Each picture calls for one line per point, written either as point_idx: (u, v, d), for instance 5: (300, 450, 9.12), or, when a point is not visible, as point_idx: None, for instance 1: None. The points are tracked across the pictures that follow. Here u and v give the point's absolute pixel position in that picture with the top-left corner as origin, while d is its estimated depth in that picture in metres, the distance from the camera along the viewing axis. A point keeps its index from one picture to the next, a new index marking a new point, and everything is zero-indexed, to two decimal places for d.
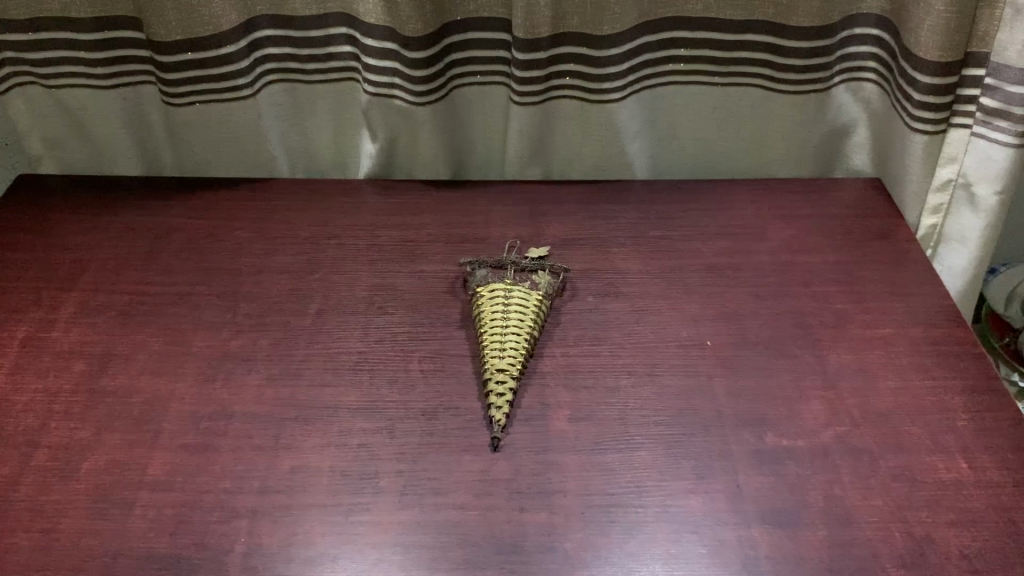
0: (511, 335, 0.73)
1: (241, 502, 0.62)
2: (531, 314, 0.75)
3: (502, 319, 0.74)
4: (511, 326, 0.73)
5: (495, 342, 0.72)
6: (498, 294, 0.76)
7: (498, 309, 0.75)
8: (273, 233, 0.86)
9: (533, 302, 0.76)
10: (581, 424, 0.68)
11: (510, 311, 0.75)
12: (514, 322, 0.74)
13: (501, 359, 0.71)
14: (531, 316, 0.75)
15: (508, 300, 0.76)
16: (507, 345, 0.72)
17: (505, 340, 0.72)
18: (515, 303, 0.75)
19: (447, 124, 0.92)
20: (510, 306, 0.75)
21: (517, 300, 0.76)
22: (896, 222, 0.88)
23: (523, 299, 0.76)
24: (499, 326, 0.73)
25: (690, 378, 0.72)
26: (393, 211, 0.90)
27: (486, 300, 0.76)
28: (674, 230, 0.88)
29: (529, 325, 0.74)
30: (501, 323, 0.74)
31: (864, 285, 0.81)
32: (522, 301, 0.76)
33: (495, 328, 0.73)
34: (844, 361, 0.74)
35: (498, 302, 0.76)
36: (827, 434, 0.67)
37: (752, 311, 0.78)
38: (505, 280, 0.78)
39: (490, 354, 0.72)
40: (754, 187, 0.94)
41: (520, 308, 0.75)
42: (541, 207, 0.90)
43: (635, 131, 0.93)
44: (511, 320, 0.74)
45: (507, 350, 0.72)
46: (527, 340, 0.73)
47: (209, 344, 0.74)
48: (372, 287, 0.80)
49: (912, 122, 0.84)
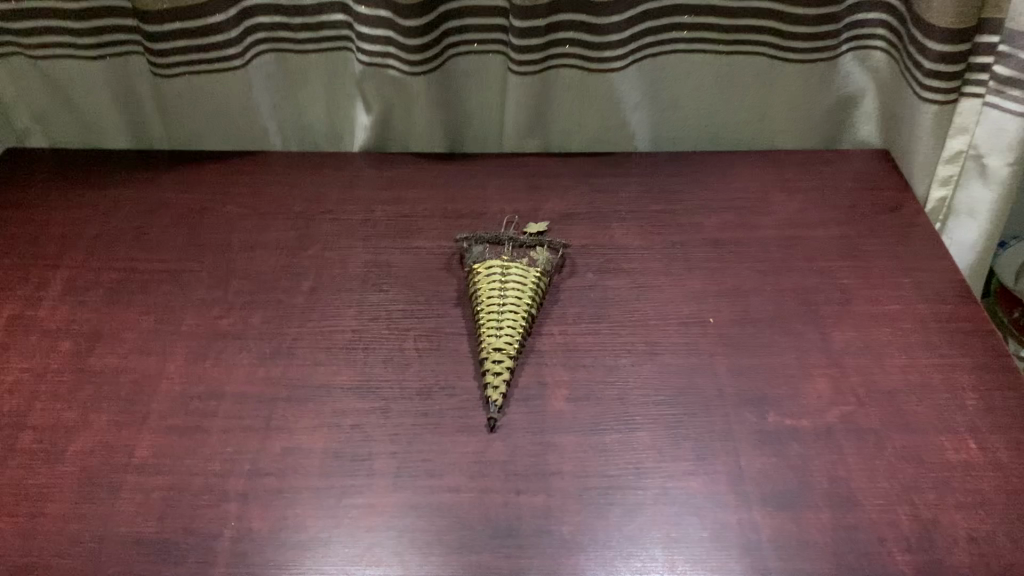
0: (508, 316, 0.71)
1: (231, 485, 0.60)
2: (529, 295, 0.73)
3: (499, 296, 0.72)
4: (508, 304, 0.71)
5: (491, 321, 0.70)
6: (495, 270, 0.74)
7: (493, 288, 0.73)
8: (265, 208, 0.84)
9: (530, 280, 0.74)
10: (579, 404, 0.66)
11: (504, 290, 0.72)
12: (511, 302, 0.72)
13: (498, 338, 0.69)
14: (528, 294, 0.73)
15: (505, 277, 0.73)
16: (504, 323, 0.70)
17: (501, 319, 0.70)
18: (512, 282, 0.73)
19: (444, 95, 0.90)
20: (507, 283, 0.73)
21: (513, 279, 0.73)
22: (902, 195, 0.86)
23: (521, 277, 0.74)
24: (495, 306, 0.71)
25: (691, 356, 0.70)
26: (387, 185, 0.88)
27: (482, 277, 0.74)
28: (675, 204, 0.86)
29: (527, 303, 0.72)
30: (497, 302, 0.72)
31: (870, 260, 0.79)
32: (519, 277, 0.73)
33: (490, 307, 0.71)
34: (850, 338, 0.72)
35: (494, 280, 0.73)
36: (832, 414, 0.66)
37: (755, 287, 0.76)
38: (502, 257, 0.76)
39: (486, 335, 0.70)
40: (758, 160, 0.92)
41: (517, 285, 0.73)
42: (540, 181, 0.88)
43: (636, 102, 0.91)
44: (508, 297, 0.72)
45: (504, 328, 0.70)
46: (524, 318, 0.71)
47: (200, 322, 0.73)
48: (367, 263, 0.79)
49: (923, 91, 0.81)
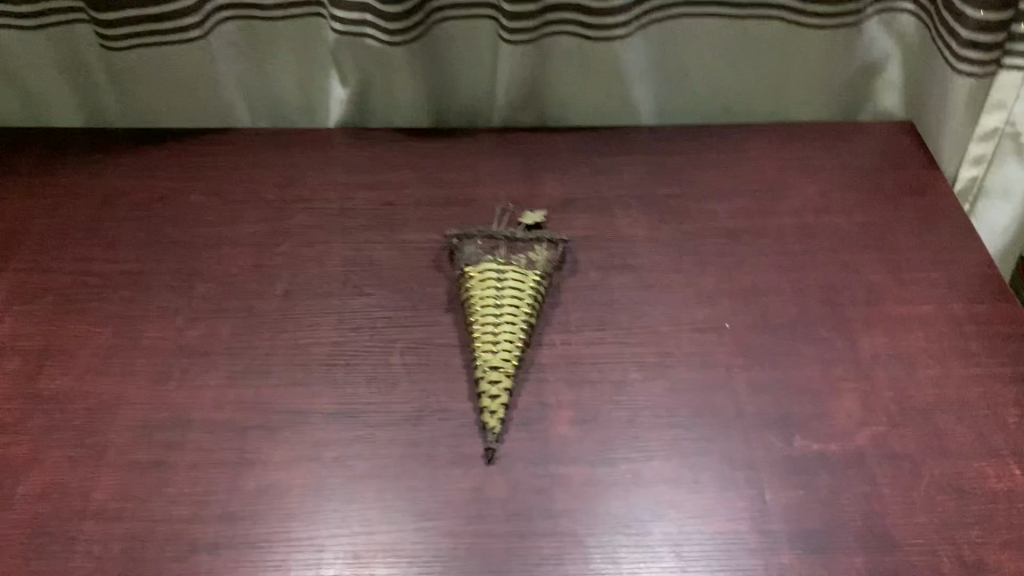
0: (505, 330, 0.64)
1: (201, 533, 0.54)
2: (528, 303, 0.66)
3: (495, 306, 0.65)
4: (505, 315, 0.64)
5: (486, 336, 0.64)
6: (490, 274, 0.67)
7: (488, 297, 0.66)
8: (233, 197, 0.76)
9: (528, 286, 0.67)
10: (586, 428, 0.60)
11: (500, 299, 0.65)
12: (508, 314, 0.65)
13: (494, 357, 0.62)
14: (526, 303, 0.66)
15: (501, 284, 0.66)
16: (501, 338, 0.63)
17: (498, 332, 0.64)
18: (508, 289, 0.66)
19: (429, 65, 0.81)
20: (503, 290, 0.66)
21: (510, 285, 0.66)
22: (930, 175, 0.79)
23: (519, 283, 0.66)
24: (490, 319, 0.64)
25: (707, 369, 0.64)
26: (368, 167, 0.80)
27: (476, 282, 0.67)
28: (684, 187, 0.78)
29: (525, 312, 0.65)
30: (492, 313, 0.65)
31: (897, 252, 0.73)
32: (517, 282, 0.66)
33: (485, 320, 0.64)
34: (878, 345, 0.66)
35: (489, 288, 0.66)
36: (862, 436, 0.60)
37: (773, 286, 0.70)
38: (497, 257, 0.69)
39: (480, 353, 0.63)
40: (772, 135, 0.84)
41: (515, 291, 0.66)
42: (536, 161, 0.81)
43: (640, 73, 0.82)
44: (505, 307, 0.65)
45: (501, 343, 0.63)
46: (523, 331, 0.64)
47: (162, 335, 0.65)
48: (347, 262, 0.71)
49: (957, 63, 0.74)
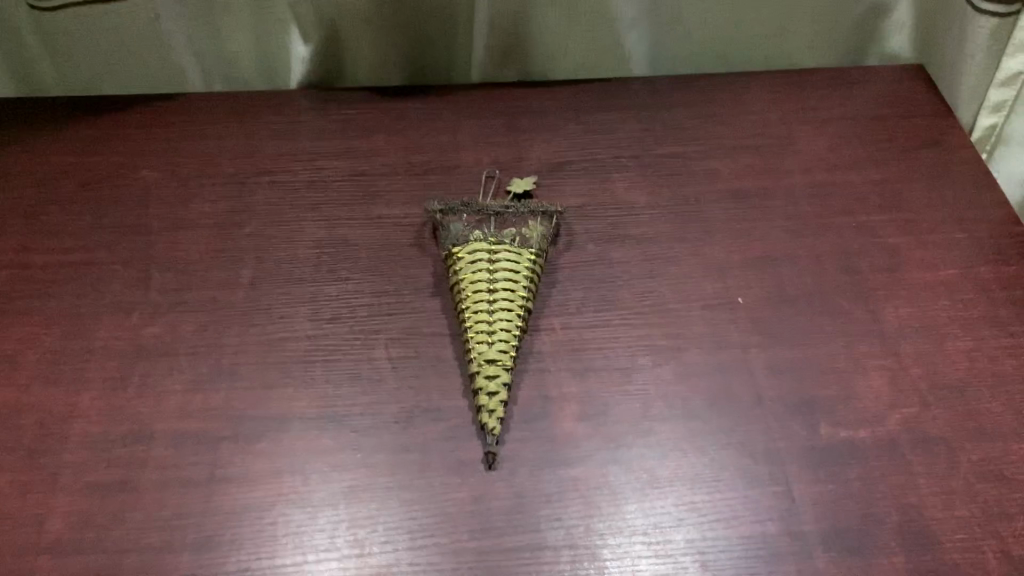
0: (501, 317, 0.58)
1: (172, 565, 0.48)
2: (524, 287, 0.60)
3: (488, 291, 0.59)
4: (499, 302, 0.58)
5: (479, 325, 0.57)
6: (480, 255, 0.60)
7: (480, 281, 0.59)
8: (189, 172, 0.69)
9: (523, 268, 0.60)
10: (594, 423, 0.54)
11: (494, 284, 0.59)
12: (503, 300, 0.58)
13: (490, 348, 0.56)
14: (522, 287, 0.59)
15: (493, 266, 0.60)
16: (496, 327, 0.57)
17: (493, 321, 0.57)
18: (502, 272, 0.60)
19: (400, 19, 0.73)
20: (496, 273, 0.60)
21: (503, 268, 0.60)
22: (946, 123, 0.74)
23: (513, 265, 0.60)
24: (484, 305, 0.58)
25: (721, 351, 0.58)
26: (337, 132, 0.72)
27: (466, 265, 0.60)
28: (684, 145, 0.72)
29: (521, 298, 0.59)
30: (485, 300, 0.58)
31: (916, 211, 0.67)
32: (511, 264, 0.60)
33: (478, 308, 0.58)
34: (903, 316, 0.61)
35: (480, 271, 0.60)
36: (892, 420, 0.55)
37: (787, 254, 0.64)
38: (487, 236, 0.62)
39: (474, 344, 0.57)
40: (774, 83, 0.78)
41: (509, 274, 0.60)
42: (520, 121, 0.74)
43: (632, 18, 0.76)
44: (499, 292, 0.59)
45: (496, 334, 0.57)
46: (520, 319, 0.58)
47: (118, 336, 0.59)
48: (320, 243, 0.64)
49: (979, 1, 0.68)
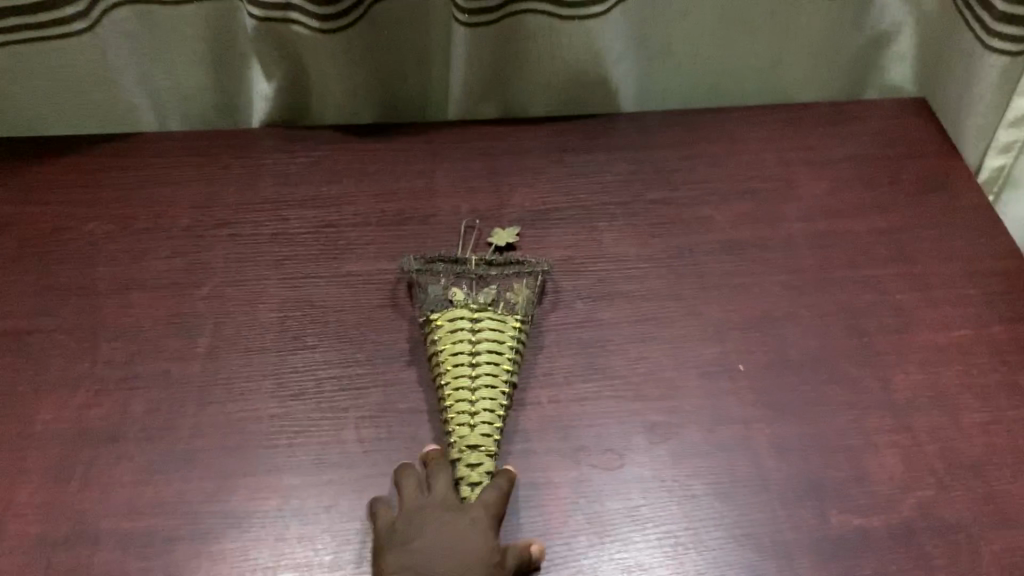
0: (485, 397, 0.53)
1: None
2: (509, 360, 0.55)
3: (471, 365, 0.54)
4: (483, 377, 0.53)
5: (460, 406, 0.52)
6: (461, 324, 0.55)
7: (462, 354, 0.54)
8: (141, 224, 0.63)
9: (507, 339, 0.55)
10: (586, 517, 0.50)
11: (477, 358, 0.54)
12: (487, 376, 0.53)
13: (474, 433, 0.51)
14: (507, 360, 0.55)
15: (475, 337, 0.55)
16: (480, 407, 0.52)
17: (476, 400, 0.52)
18: (486, 344, 0.55)
19: (370, 55, 0.69)
20: (480, 344, 0.55)
21: (487, 339, 0.55)
22: (952, 163, 0.69)
23: (498, 336, 0.55)
24: (466, 383, 0.53)
25: (723, 427, 0.54)
26: (303, 176, 0.67)
27: (446, 334, 0.55)
28: (676, 190, 0.67)
29: (506, 372, 0.54)
30: (467, 375, 0.53)
31: (925, 263, 0.63)
32: (495, 334, 0.55)
33: (459, 385, 0.53)
34: (915, 383, 0.56)
35: (462, 343, 0.55)
36: (908, 504, 0.51)
37: (789, 314, 0.60)
38: (467, 301, 0.57)
39: (455, 428, 0.52)
40: (770, 119, 0.73)
41: (494, 345, 0.55)
42: (501, 163, 0.69)
43: (621, 52, 0.71)
44: (483, 366, 0.54)
45: (479, 414, 0.52)
46: (504, 396, 0.53)
47: (60, 417, 0.53)
48: (284, 304, 0.59)
49: (989, 40, 0.64)
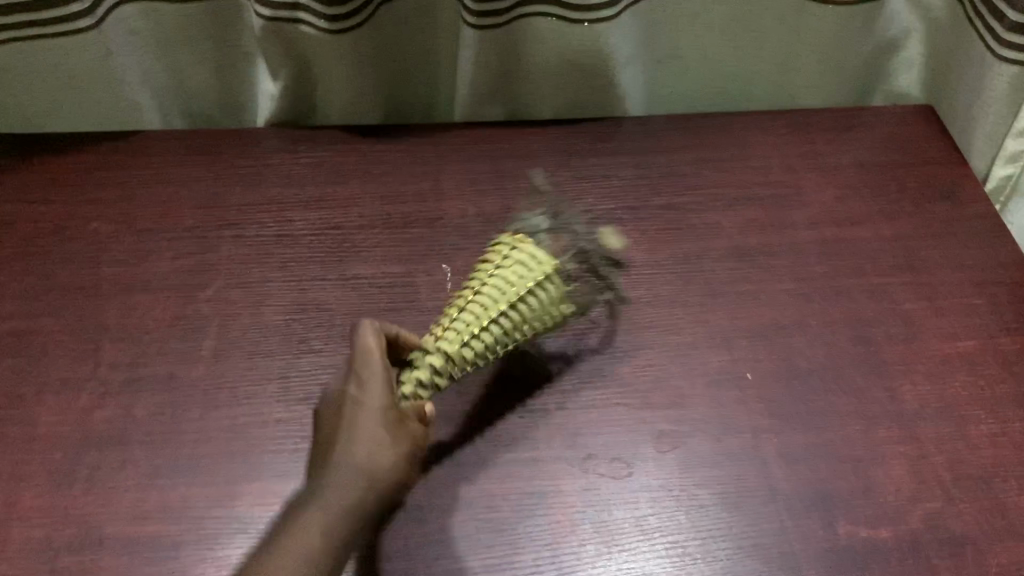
0: (487, 341, 0.51)
1: None
2: (527, 331, 0.52)
3: (476, 281, 0.52)
4: (478, 295, 0.52)
5: (453, 304, 0.53)
6: (503, 246, 0.54)
7: (509, 291, 0.51)
8: (145, 223, 0.63)
9: (528, 296, 0.51)
10: (594, 526, 0.50)
11: (514, 304, 0.51)
12: (483, 299, 0.51)
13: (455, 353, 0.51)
14: (506, 297, 0.51)
15: (501, 259, 0.53)
16: (458, 317, 0.51)
17: (461, 309, 0.52)
18: (528, 307, 0.51)
19: (378, 54, 0.69)
20: (496, 268, 0.52)
21: (533, 301, 0.52)
22: (959, 171, 0.69)
23: (540, 310, 0.52)
24: (487, 315, 0.51)
25: (731, 436, 0.54)
26: (308, 177, 0.66)
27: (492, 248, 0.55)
28: (683, 195, 0.67)
29: (498, 306, 0.51)
30: (471, 286, 0.53)
31: (932, 272, 0.63)
32: (513, 270, 0.52)
33: (464, 290, 0.53)
34: (922, 394, 0.56)
35: (518, 284, 0.51)
36: (915, 516, 0.51)
37: (797, 322, 0.60)
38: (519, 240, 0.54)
39: (443, 322, 0.52)
40: (778, 125, 0.73)
41: (505, 277, 0.52)
42: (508, 165, 0.68)
43: (628, 56, 0.71)
44: (484, 288, 0.52)
45: (454, 323, 0.51)
46: (479, 324, 0.51)
47: (63, 420, 0.53)
48: (289, 306, 0.58)
49: (1000, 48, 0.63)
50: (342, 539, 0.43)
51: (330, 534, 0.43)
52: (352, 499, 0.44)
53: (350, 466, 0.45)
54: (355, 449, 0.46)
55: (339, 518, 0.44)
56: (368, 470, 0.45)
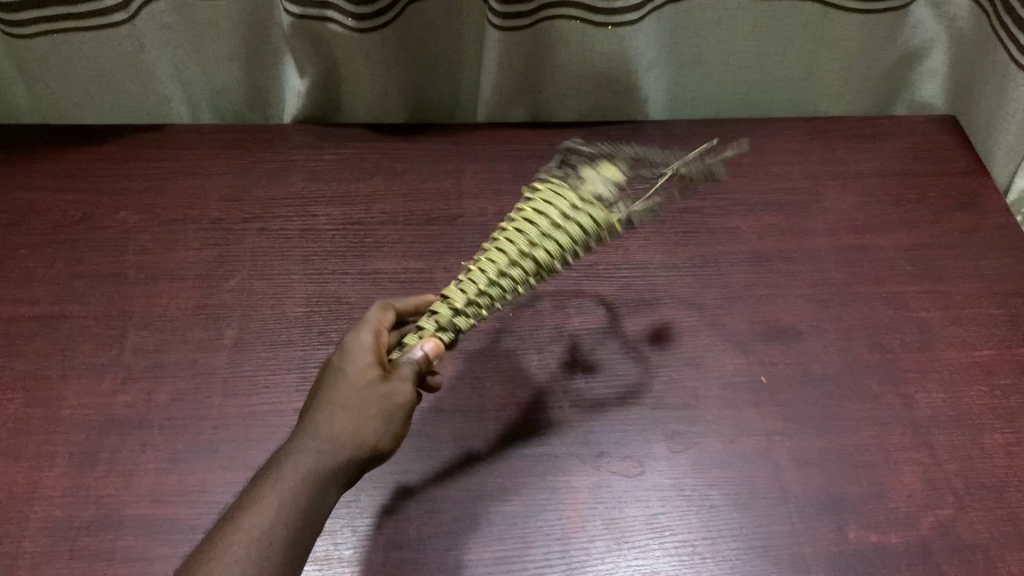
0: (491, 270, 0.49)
1: None
2: (538, 239, 0.49)
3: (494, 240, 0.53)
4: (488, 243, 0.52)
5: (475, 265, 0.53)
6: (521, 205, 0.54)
7: (506, 222, 0.51)
8: (172, 214, 0.64)
9: (525, 216, 0.50)
10: (606, 522, 0.50)
11: (508, 225, 0.50)
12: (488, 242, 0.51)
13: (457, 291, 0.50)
14: (503, 227, 0.51)
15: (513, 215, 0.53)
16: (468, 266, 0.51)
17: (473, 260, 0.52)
18: (526, 222, 0.50)
19: (403, 54, 0.70)
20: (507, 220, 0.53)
21: (532, 214, 0.50)
22: (980, 182, 0.69)
23: (543, 217, 0.49)
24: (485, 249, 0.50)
25: (744, 438, 0.54)
26: (332, 172, 0.68)
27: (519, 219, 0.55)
28: (702, 200, 0.68)
29: (497, 237, 0.50)
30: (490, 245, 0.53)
31: (950, 281, 0.63)
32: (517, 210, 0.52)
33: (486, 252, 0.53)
34: (937, 402, 0.56)
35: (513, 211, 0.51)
36: (926, 523, 0.51)
37: (813, 327, 0.60)
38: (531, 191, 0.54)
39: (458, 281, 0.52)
40: (798, 132, 0.73)
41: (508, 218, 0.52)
42: (529, 165, 0.69)
43: (651, 61, 0.71)
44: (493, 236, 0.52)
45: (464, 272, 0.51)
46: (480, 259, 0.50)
47: (87, 403, 0.54)
48: (310, 298, 0.59)
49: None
50: (306, 497, 0.40)
51: (292, 492, 0.40)
52: (318, 456, 0.41)
53: (321, 428, 0.42)
54: (331, 410, 0.43)
55: (302, 479, 0.41)
56: (334, 426, 0.42)
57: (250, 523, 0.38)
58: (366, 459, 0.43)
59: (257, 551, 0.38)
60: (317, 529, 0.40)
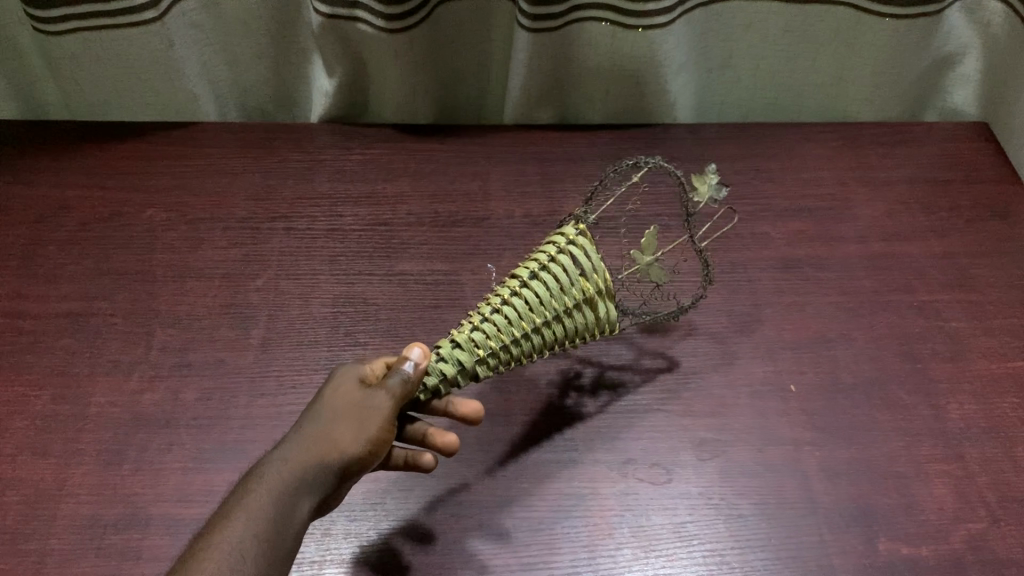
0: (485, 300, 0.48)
1: None
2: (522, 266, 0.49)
3: None
4: None
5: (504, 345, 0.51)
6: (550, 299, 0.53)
7: None
8: (199, 212, 0.64)
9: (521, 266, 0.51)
10: (633, 531, 0.50)
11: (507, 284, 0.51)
12: None
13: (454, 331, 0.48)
14: None
15: None
16: None
17: None
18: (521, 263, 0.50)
19: (431, 54, 0.70)
20: None
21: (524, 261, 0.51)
22: (1013, 190, 0.68)
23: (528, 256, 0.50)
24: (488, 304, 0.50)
25: (773, 447, 0.53)
26: (358, 172, 0.67)
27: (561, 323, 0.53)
28: (731, 205, 0.67)
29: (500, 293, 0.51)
30: None
31: (982, 290, 0.62)
32: None
33: None
34: (969, 413, 0.56)
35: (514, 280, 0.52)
36: (958, 536, 0.50)
37: (842, 335, 0.59)
38: None
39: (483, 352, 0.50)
40: (827, 137, 0.73)
41: None
42: (556, 167, 0.68)
43: (681, 63, 0.71)
44: None
45: None
46: None
47: (114, 401, 0.54)
48: (336, 299, 0.59)
49: None
50: (281, 505, 0.39)
51: (267, 503, 0.39)
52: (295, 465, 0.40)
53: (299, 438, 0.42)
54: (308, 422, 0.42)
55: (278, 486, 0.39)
56: (309, 437, 0.41)
57: (220, 534, 0.37)
58: (345, 470, 0.41)
59: (231, 562, 0.36)
60: (294, 541, 0.39)
